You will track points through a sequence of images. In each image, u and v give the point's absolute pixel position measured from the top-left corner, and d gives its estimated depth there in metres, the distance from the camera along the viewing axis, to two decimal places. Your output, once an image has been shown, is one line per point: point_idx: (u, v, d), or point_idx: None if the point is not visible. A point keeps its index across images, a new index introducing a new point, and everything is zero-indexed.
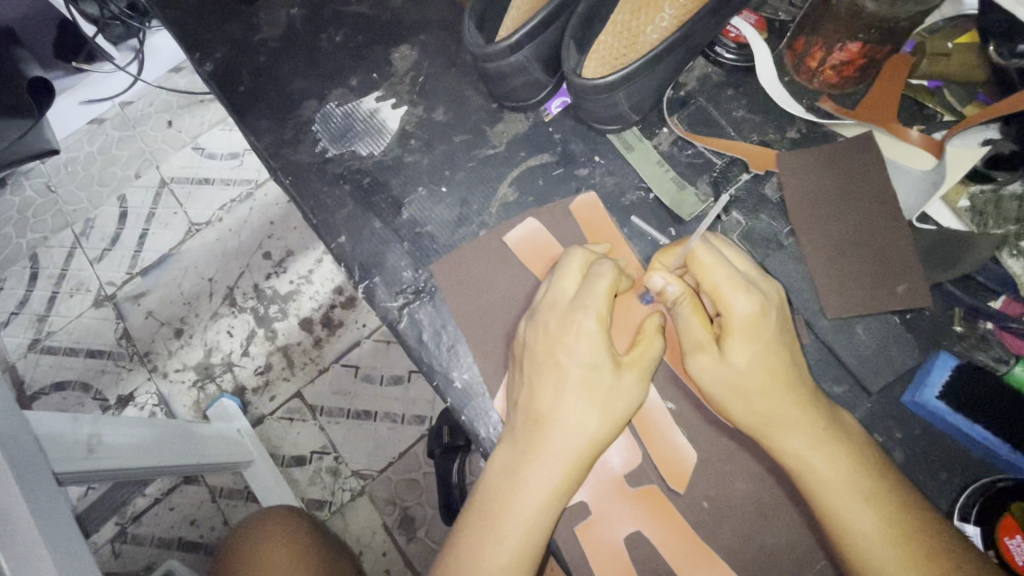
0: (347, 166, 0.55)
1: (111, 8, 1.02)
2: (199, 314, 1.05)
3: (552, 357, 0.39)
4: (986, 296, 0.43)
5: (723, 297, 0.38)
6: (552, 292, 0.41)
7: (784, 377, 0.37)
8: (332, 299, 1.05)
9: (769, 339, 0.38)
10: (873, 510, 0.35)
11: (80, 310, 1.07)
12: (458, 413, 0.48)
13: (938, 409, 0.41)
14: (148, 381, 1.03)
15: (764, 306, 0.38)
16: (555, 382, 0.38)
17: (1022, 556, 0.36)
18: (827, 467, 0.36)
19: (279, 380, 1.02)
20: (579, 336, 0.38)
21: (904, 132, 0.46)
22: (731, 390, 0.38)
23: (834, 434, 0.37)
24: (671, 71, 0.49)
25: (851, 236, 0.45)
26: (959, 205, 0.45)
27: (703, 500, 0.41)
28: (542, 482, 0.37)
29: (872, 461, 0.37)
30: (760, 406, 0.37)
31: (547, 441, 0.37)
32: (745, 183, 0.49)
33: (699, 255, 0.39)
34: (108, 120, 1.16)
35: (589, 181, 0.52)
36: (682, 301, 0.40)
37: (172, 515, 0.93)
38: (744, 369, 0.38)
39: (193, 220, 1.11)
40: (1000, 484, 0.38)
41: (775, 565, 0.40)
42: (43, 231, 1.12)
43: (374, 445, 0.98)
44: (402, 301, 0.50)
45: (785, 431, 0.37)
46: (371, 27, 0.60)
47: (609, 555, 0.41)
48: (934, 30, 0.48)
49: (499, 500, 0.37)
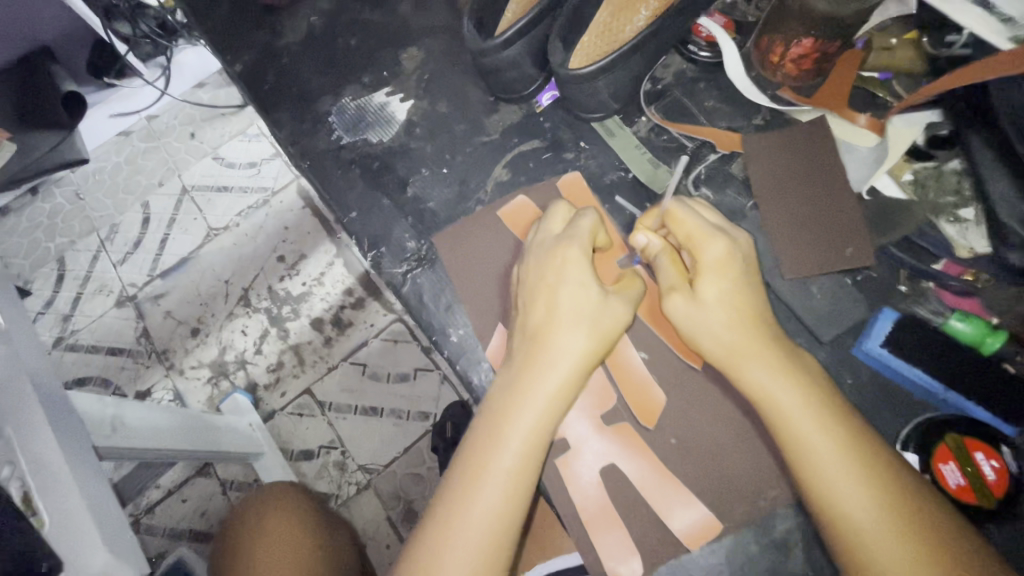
0: (359, 152, 0.62)
1: (142, 28, 1.14)
2: (215, 314, 1.14)
3: (546, 287, 0.45)
4: (929, 259, 0.48)
5: (700, 243, 0.45)
6: (544, 240, 0.47)
7: (749, 312, 0.43)
8: (342, 300, 1.13)
9: (735, 279, 0.44)
10: (824, 427, 0.40)
11: (103, 310, 1.17)
12: (454, 364, 0.53)
13: (885, 356, 0.45)
14: (164, 378, 1.11)
15: (730, 250, 0.44)
16: (549, 307, 0.44)
17: (952, 478, 0.41)
18: (784, 393, 0.41)
19: (291, 377, 1.11)
20: (568, 269, 0.45)
21: (853, 116, 0.52)
22: (701, 326, 0.43)
23: (791, 366, 0.42)
24: (646, 63, 0.55)
25: (806, 203, 0.50)
26: (903, 178, 0.50)
27: (671, 437, 0.46)
28: (541, 394, 0.42)
29: (823, 389, 0.42)
30: (727, 338, 0.43)
31: (544, 359, 0.43)
32: (713, 163, 0.55)
33: (676, 212, 0.46)
34: (135, 133, 1.27)
35: (575, 164, 0.58)
36: (662, 255, 0.47)
37: (184, 506, 1.04)
38: (714, 304, 0.43)
39: (212, 226, 1.20)
40: (935, 418, 0.43)
41: (737, 493, 0.44)
42: (70, 236, 1.22)
43: (381, 441, 1.06)
44: (405, 267, 0.56)
45: (749, 361, 0.42)
46: (382, 33, 0.67)
47: (586, 481, 0.46)
48: (882, 28, 0.54)
49: (504, 410, 0.42)
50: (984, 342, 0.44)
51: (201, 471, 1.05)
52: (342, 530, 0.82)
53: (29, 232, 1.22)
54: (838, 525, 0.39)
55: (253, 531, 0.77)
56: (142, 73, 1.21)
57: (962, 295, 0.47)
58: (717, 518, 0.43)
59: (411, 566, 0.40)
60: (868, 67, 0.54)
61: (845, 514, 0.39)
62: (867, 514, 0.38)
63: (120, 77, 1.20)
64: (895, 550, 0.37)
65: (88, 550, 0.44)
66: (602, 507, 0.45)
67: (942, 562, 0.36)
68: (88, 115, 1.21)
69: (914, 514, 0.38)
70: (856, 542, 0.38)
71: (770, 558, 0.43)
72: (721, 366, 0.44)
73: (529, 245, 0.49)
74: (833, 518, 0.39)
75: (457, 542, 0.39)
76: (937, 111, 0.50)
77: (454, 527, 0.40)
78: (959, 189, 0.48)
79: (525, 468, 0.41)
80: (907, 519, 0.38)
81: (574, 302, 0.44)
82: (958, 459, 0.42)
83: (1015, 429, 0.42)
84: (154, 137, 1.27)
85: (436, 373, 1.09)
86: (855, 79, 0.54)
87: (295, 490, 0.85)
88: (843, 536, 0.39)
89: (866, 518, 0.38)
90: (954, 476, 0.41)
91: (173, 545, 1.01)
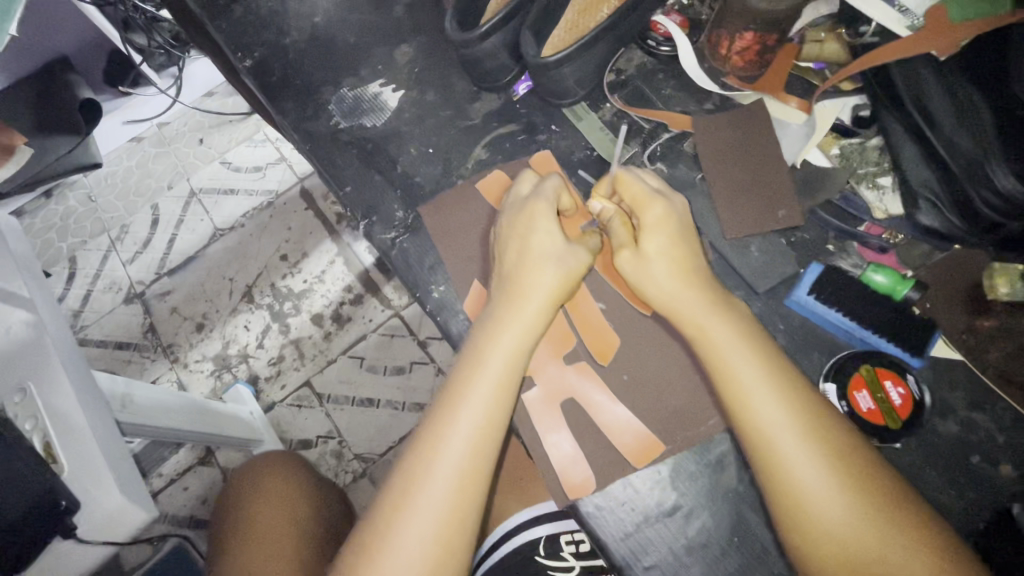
0: (355, 135, 0.69)
1: (156, 39, 1.22)
2: (219, 310, 1.21)
3: (521, 236, 0.53)
4: (854, 221, 0.55)
5: (644, 204, 0.51)
6: (516, 203, 0.56)
7: (684, 262, 0.49)
8: (342, 297, 1.20)
9: (673, 234, 0.50)
10: (753, 356, 0.45)
11: (111, 306, 1.24)
12: (434, 318, 0.60)
13: (812, 304, 0.52)
14: (169, 371, 1.18)
15: (667, 211, 0.51)
16: (522, 251, 0.52)
17: (864, 403, 0.48)
18: (715, 329, 0.46)
19: (290, 370, 1.17)
20: (539, 220, 0.53)
21: (787, 99, 0.59)
22: (644, 276, 0.50)
23: (721, 306, 0.48)
24: (607, 54, 0.62)
25: (745, 173, 0.57)
26: (831, 152, 0.56)
27: (623, 374, 0.52)
28: (517, 325, 0.49)
29: (750, 326, 0.47)
30: (666, 284, 0.48)
31: (520, 295, 0.50)
32: (667, 141, 0.62)
33: (623, 177, 0.52)
34: (147, 139, 1.36)
35: (546, 144, 0.65)
36: (614, 218, 0.53)
37: (185, 493, 1.13)
38: (656, 256, 0.50)
39: (218, 226, 1.28)
40: (852, 354, 0.50)
41: (679, 421, 0.50)
42: (83, 236, 1.30)
43: (376, 431, 1.12)
44: (393, 234, 0.63)
45: (684, 303, 0.48)
46: (378, 32, 0.75)
47: (547, 410, 0.52)
48: (816, 25, 0.60)
49: (488, 337, 0.49)
50: (897, 290, 0.51)
51: (202, 460, 1.15)
52: (336, 497, 0.87)
53: (42, 232, 1.30)
54: (758, 442, 0.43)
55: (253, 493, 0.81)
56: (156, 82, 1.29)
57: (881, 251, 0.54)
58: (660, 440, 0.49)
59: (408, 470, 0.46)
60: (804, 58, 0.60)
61: (765, 430, 0.43)
62: (784, 430, 0.42)
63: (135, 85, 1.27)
64: (806, 460, 0.41)
65: (104, 495, 0.54)
66: (563, 434, 0.51)
67: (843, 469, 0.41)
68: (101, 123, 1.29)
69: (823, 429, 0.42)
70: (773, 456, 0.42)
71: (707, 475, 0.48)
72: (661, 309, 0.49)
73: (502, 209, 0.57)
74: (754, 436, 0.43)
75: (444, 452, 0.45)
76: (862, 96, 0.57)
77: (441, 440, 0.46)
78: (880, 161, 0.55)
79: (509, 380, 0.48)
80: (816, 433, 0.42)
81: (544, 248, 0.52)
82: (869, 386, 0.49)
83: (921, 362, 0.49)
84: (166, 142, 1.36)
85: (431, 366, 1.15)
86: (792, 67, 0.61)
87: (293, 459, 0.89)
88: (763, 451, 0.42)
89: (782, 433, 0.42)
90: (865, 402, 0.48)
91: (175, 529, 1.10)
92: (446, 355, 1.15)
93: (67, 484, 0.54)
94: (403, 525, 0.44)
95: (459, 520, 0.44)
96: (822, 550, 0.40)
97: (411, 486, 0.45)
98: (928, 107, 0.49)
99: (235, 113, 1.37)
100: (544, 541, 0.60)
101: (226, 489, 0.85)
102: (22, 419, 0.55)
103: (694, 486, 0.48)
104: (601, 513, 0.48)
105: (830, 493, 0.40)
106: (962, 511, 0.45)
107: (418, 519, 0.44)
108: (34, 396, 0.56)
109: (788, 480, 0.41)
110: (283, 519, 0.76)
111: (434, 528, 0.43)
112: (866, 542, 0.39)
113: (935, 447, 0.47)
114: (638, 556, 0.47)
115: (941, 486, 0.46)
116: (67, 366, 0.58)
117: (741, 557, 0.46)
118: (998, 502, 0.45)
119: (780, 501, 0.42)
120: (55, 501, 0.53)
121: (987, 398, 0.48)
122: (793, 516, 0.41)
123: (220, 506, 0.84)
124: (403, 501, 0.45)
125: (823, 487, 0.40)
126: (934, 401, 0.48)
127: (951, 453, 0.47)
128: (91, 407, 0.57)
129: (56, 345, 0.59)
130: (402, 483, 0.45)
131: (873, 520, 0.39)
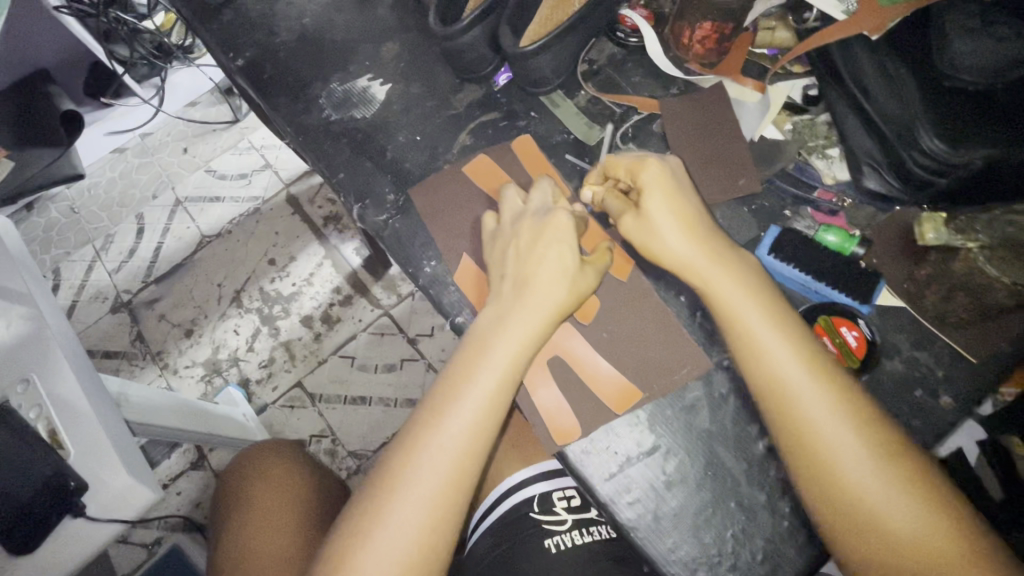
0: (346, 126, 0.73)
1: (138, 49, 1.25)
2: (208, 316, 1.23)
3: (536, 246, 0.55)
4: (808, 188, 0.60)
5: (638, 171, 0.56)
6: (519, 215, 0.59)
7: (685, 217, 0.54)
8: (330, 298, 1.23)
9: (670, 189, 0.55)
10: (764, 311, 0.50)
11: (98, 316, 1.25)
12: (426, 290, 0.64)
13: (771, 262, 0.57)
14: (160, 377, 1.20)
15: (664, 172, 0.55)
16: (535, 259, 0.55)
17: (824, 347, 0.53)
18: (733, 284, 0.51)
19: (281, 372, 1.19)
20: (556, 230, 0.56)
21: (744, 81, 0.65)
22: (650, 235, 0.54)
23: (729, 266, 0.52)
24: (579, 43, 0.67)
25: (709, 148, 0.62)
26: (784, 127, 0.62)
27: (603, 331, 0.56)
28: (519, 322, 0.53)
29: (760, 283, 0.52)
30: (670, 241, 0.53)
31: (525, 298, 0.54)
32: (637, 123, 0.67)
33: (613, 161, 0.58)
34: (129, 149, 1.39)
35: (527, 128, 0.69)
36: (606, 196, 0.58)
37: (179, 498, 1.15)
38: (657, 216, 0.54)
39: (205, 233, 1.30)
40: (812, 306, 0.55)
41: (659, 373, 0.54)
42: (66, 248, 1.31)
43: (370, 428, 1.15)
44: (385, 215, 0.67)
45: (690, 260, 0.52)
46: (363, 30, 0.79)
47: (537, 368, 0.56)
48: (769, 15, 0.65)
49: (490, 330, 0.53)
50: (845, 246, 0.56)
51: (195, 464, 1.16)
52: (333, 476, 0.91)
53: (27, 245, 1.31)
54: (774, 386, 0.47)
55: (254, 480, 0.83)
56: (139, 93, 1.30)
57: (832, 213, 0.59)
58: (637, 388, 0.54)
59: (410, 437, 0.51)
60: (759, 45, 0.66)
61: (789, 385, 0.47)
62: (798, 375, 0.47)
63: (116, 96, 1.28)
64: (821, 403, 0.46)
65: (113, 474, 0.58)
66: (550, 388, 0.55)
67: (852, 415, 0.45)
68: (85, 133, 1.30)
69: (831, 378, 0.47)
70: (788, 396, 0.47)
71: (682, 418, 0.53)
72: (677, 269, 0.53)
73: (502, 224, 0.60)
74: (771, 380, 0.47)
75: (447, 425, 0.50)
76: (810, 77, 0.63)
77: (444, 414, 0.51)
78: (828, 134, 0.61)
79: (506, 380, 0.51)
80: (832, 384, 0.47)
81: (555, 257, 0.55)
82: (828, 333, 0.54)
83: (868, 308, 0.55)
84: (148, 152, 1.39)
85: (421, 362, 1.18)
86: (747, 55, 0.66)
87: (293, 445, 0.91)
88: (778, 392, 0.47)
89: (797, 376, 0.47)
90: (825, 346, 0.53)
91: (169, 534, 1.12)
92: (436, 352, 1.18)
93: (74, 467, 0.57)
94: (402, 488, 0.48)
95: (451, 492, 0.48)
96: (829, 481, 0.44)
97: (405, 466, 0.49)
98: (863, 80, 0.55)
99: (218, 122, 1.40)
100: (539, 499, 0.64)
101: (227, 478, 0.87)
102: (26, 408, 0.57)
103: (672, 426, 0.53)
104: (588, 456, 0.53)
105: (838, 430, 0.45)
106: (907, 442, 0.51)
107: (417, 483, 0.48)
108: (37, 386, 0.58)
109: (800, 417, 0.46)
110: (286, 500, 0.79)
111: (430, 496, 0.48)
112: (867, 475, 0.44)
113: (884, 383, 0.53)
114: (622, 493, 0.51)
115: (889, 417, 0.52)
116: (69, 357, 0.61)
117: (716, 488, 0.50)
118: (939, 432, 0.51)
119: (791, 437, 0.46)
120: (63, 481, 0.55)
121: (927, 338, 0.53)
122: (804, 450, 0.45)
123: (236, 480, 0.85)
124: (405, 464, 0.49)
125: (832, 424, 0.45)
126: (882, 342, 0.54)
127: (897, 389, 0.52)
128: (95, 397, 0.61)
129: (57, 337, 0.61)
130: (405, 449, 0.50)
131: (874, 456, 0.44)
